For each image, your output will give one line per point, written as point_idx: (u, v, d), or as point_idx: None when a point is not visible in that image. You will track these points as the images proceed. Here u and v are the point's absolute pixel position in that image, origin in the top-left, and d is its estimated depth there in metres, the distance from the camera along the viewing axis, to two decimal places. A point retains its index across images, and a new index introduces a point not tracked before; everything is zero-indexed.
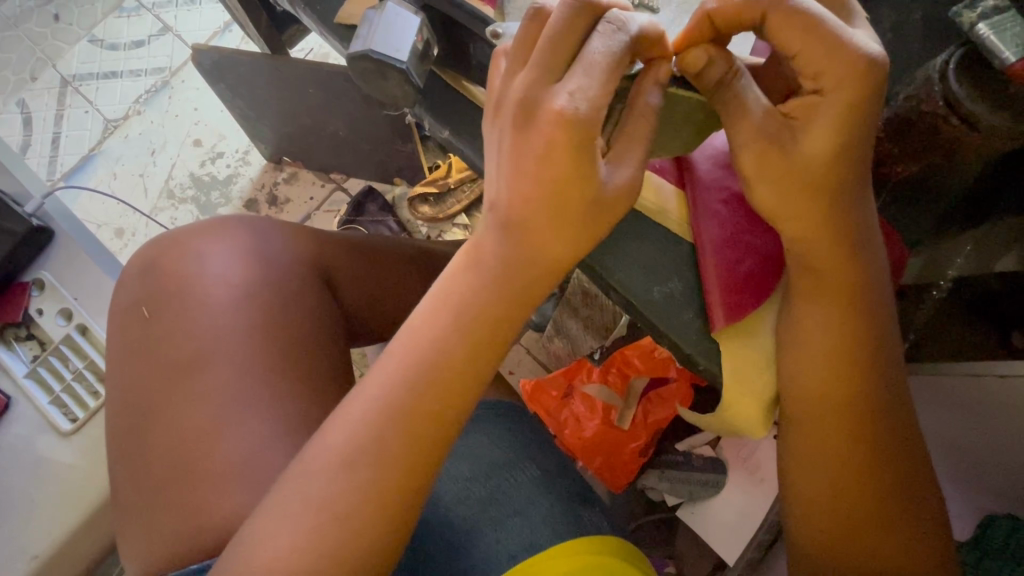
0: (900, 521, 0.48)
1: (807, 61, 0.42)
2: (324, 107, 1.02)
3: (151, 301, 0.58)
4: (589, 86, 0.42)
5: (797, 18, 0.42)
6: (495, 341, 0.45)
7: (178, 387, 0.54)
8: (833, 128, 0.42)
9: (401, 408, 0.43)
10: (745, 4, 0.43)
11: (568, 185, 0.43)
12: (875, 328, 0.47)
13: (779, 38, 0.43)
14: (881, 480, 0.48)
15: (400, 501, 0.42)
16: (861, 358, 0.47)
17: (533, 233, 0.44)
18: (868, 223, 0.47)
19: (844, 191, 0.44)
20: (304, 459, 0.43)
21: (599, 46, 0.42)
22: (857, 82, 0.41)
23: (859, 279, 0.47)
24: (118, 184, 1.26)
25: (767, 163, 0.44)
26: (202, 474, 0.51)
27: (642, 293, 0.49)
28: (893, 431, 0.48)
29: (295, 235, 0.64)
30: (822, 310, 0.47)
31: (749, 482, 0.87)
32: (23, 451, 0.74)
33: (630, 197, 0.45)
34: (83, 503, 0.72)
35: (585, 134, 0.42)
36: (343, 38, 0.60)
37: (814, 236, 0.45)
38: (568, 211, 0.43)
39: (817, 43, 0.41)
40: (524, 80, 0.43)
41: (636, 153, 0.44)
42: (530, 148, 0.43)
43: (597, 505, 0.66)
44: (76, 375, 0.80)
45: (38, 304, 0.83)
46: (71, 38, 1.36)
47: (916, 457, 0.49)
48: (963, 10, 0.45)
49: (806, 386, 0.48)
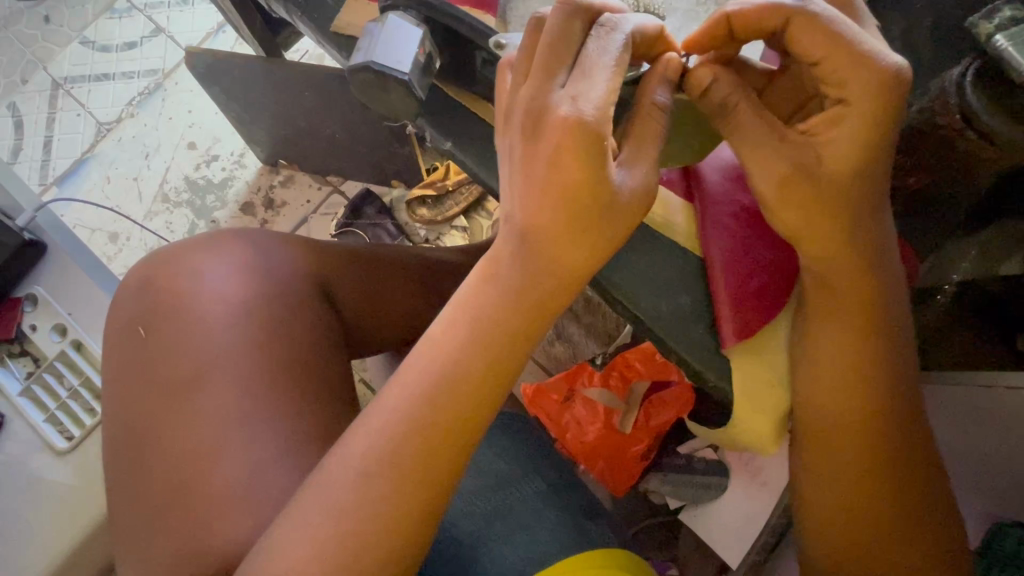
0: (916, 539, 0.48)
1: (831, 69, 0.42)
2: (319, 110, 1.00)
3: (148, 320, 0.57)
4: (599, 88, 0.41)
5: (819, 24, 0.42)
6: (507, 360, 0.43)
7: (177, 407, 0.53)
8: (853, 143, 0.43)
9: (411, 430, 0.42)
10: (767, 9, 0.43)
11: (581, 199, 0.42)
12: (890, 342, 0.47)
13: (800, 45, 0.43)
14: (897, 497, 0.47)
15: (406, 525, 0.41)
16: (877, 374, 0.47)
17: (543, 250, 0.43)
18: (883, 236, 0.46)
19: (860, 205, 0.44)
20: (310, 482, 0.42)
21: (594, 47, 0.42)
22: (880, 96, 0.42)
23: (875, 294, 0.46)
24: (111, 190, 1.24)
25: (789, 187, 0.43)
26: (202, 497, 0.50)
27: (651, 310, 0.49)
28: (910, 448, 0.47)
29: (295, 248, 0.63)
30: (837, 324, 0.47)
31: (751, 485, 0.86)
32: (18, 471, 0.73)
33: (641, 210, 0.44)
34: (79, 522, 0.71)
35: (591, 144, 0.41)
36: (343, 46, 0.59)
37: (830, 251, 0.45)
38: (579, 226, 0.42)
39: (840, 52, 0.42)
40: (528, 90, 0.42)
41: (645, 164, 0.43)
42: (540, 160, 0.42)
43: (604, 518, 0.65)
44: (71, 394, 0.79)
45: (31, 320, 0.82)
46: (62, 40, 1.34)
47: (932, 474, 0.48)
48: (980, 21, 0.46)
49: (819, 401, 0.48)
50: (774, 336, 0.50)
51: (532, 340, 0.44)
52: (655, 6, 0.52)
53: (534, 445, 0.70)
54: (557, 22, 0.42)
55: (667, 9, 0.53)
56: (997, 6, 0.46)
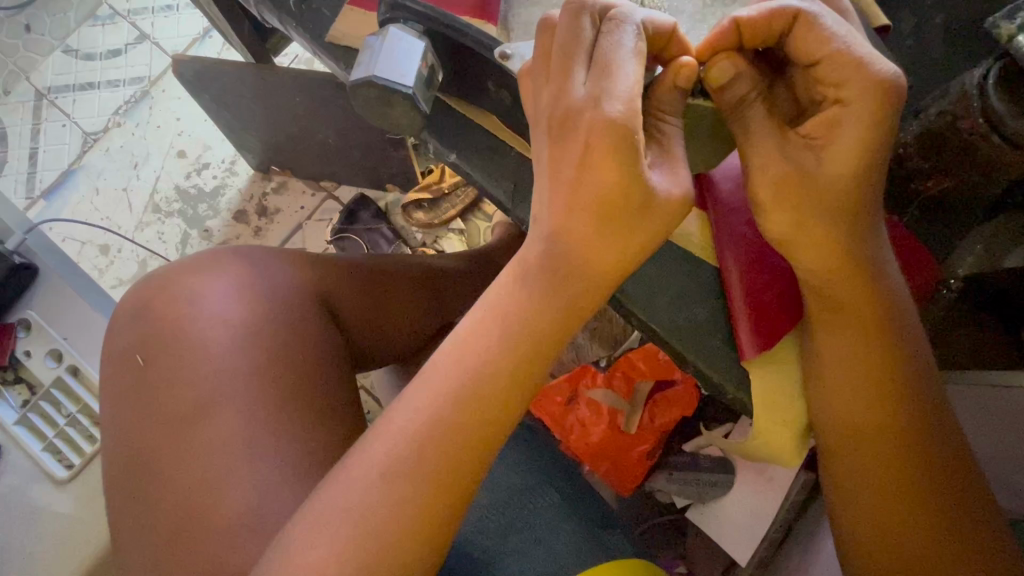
0: (964, 549, 0.46)
1: (831, 68, 0.42)
2: (311, 116, 0.98)
3: (146, 347, 0.55)
4: (624, 83, 0.40)
5: (818, 26, 0.41)
6: (535, 363, 0.42)
7: (181, 435, 0.51)
8: (856, 146, 0.42)
9: (434, 438, 0.40)
10: (775, 11, 0.42)
11: (614, 200, 0.41)
12: (902, 347, 0.46)
13: (800, 46, 0.42)
14: (929, 502, 0.46)
15: (421, 553, 0.40)
16: (889, 380, 0.46)
17: (570, 252, 0.42)
18: (884, 245, 0.46)
19: (863, 211, 0.44)
20: (323, 495, 0.40)
21: (609, 44, 0.41)
22: (878, 96, 0.41)
23: (883, 300, 0.46)
24: (101, 201, 1.22)
25: (787, 191, 0.44)
26: (211, 526, 0.48)
27: (668, 323, 0.50)
28: (936, 449, 0.46)
29: (295, 263, 0.62)
30: (846, 335, 0.46)
31: (759, 482, 0.82)
32: (16, 502, 0.71)
33: (680, 214, 0.42)
34: (82, 554, 0.69)
35: (620, 140, 0.40)
36: (340, 57, 0.57)
37: (832, 262, 0.44)
38: (610, 225, 0.41)
39: (839, 51, 0.41)
40: (550, 94, 0.43)
41: (675, 162, 0.43)
42: (568, 163, 0.42)
43: (619, 528, 0.64)
44: (69, 420, 0.78)
45: (26, 346, 0.80)
46: (44, 49, 1.31)
47: (967, 474, 0.47)
48: (1001, 22, 0.47)
49: (834, 410, 0.48)
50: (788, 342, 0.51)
51: (557, 342, 0.43)
52: (663, 7, 0.51)
53: (546, 453, 0.69)
54: (568, 26, 0.42)
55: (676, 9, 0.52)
56: (1019, 6, 0.47)
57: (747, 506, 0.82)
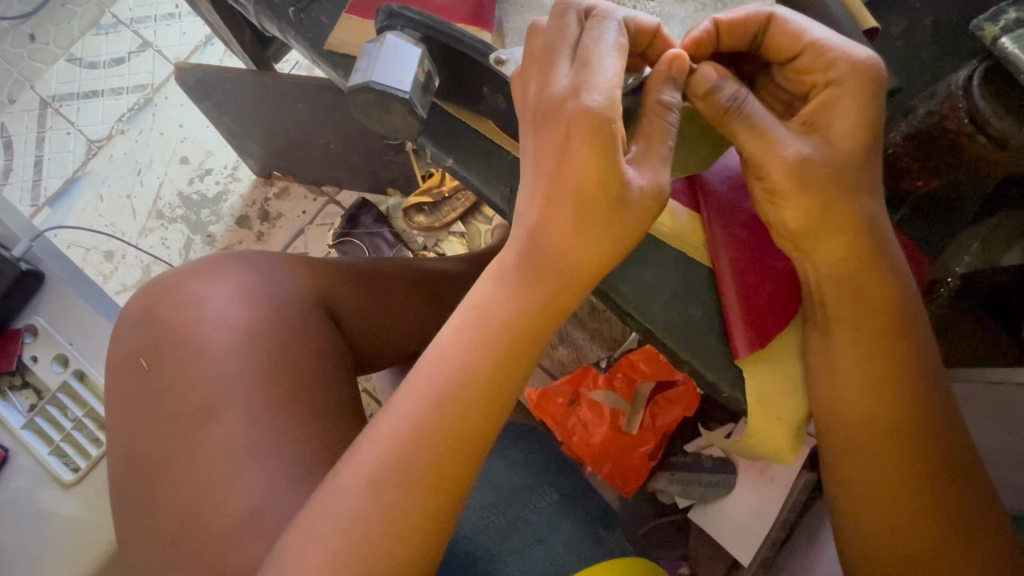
0: (965, 523, 0.46)
1: (812, 58, 0.46)
2: (313, 121, 0.99)
3: (150, 351, 0.56)
4: (603, 76, 0.41)
5: (792, 25, 0.46)
6: (521, 354, 0.43)
7: (184, 438, 0.52)
8: (854, 121, 0.45)
9: (425, 431, 0.41)
10: (749, 15, 0.46)
11: (585, 193, 0.42)
12: (906, 323, 0.47)
13: (778, 44, 0.47)
14: (931, 480, 0.47)
15: (418, 551, 0.40)
16: (894, 358, 0.47)
17: (541, 247, 0.43)
18: (883, 228, 0.47)
19: (862, 190, 0.46)
20: (324, 491, 0.41)
21: (591, 37, 0.43)
22: (862, 77, 0.45)
23: (885, 280, 0.47)
24: (105, 207, 1.23)
25: (800, 179, 0.45)
26: (214, 526, 0.49)
27: (663, 322, 0.51)
28: (937, 426, 0.47)
29: (295, 267, 0.63)
30: (856, 315, 0.47)
31: (759, 480, 0.82)
32: (25, 505, 0.72)
33: (654, 209, 0.43)
34: (90, 556, 0.70)
35: (596, 127, 0.41)
36: (336, 64, 0.58)
37: (840, 240, 0.46)
38: (588, 219, 0.42)
39: (817, 42, 0.45)
40: (536, 87, 0.43)
41: (653, 157, 0.43)
42: (547, 152, 0.43)
43: (619, 526, 0.64)
44: (76, 425, 0.79)
45: (32, 351, 0.81)
46: (48, 58, 1.32)
47: (965, 449, 0.48)
48: (986, 23, 0.48)
49: (848, 410, 0.48)
50: (782, 342, 0.51)
51: (544, 337, 0.44)
52: (655, 12, 0.53)
53: (546, 454, 0.70)
54: (555, 26, 0.44)
55: (668, 17, 0.54)
56: (1003, 8, 0.48)
57: (749, 505, 0.83)
